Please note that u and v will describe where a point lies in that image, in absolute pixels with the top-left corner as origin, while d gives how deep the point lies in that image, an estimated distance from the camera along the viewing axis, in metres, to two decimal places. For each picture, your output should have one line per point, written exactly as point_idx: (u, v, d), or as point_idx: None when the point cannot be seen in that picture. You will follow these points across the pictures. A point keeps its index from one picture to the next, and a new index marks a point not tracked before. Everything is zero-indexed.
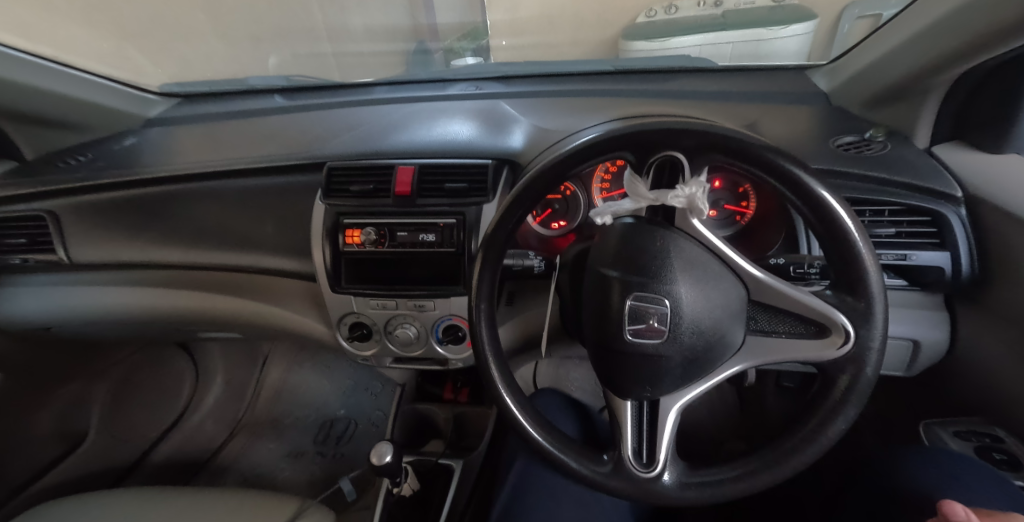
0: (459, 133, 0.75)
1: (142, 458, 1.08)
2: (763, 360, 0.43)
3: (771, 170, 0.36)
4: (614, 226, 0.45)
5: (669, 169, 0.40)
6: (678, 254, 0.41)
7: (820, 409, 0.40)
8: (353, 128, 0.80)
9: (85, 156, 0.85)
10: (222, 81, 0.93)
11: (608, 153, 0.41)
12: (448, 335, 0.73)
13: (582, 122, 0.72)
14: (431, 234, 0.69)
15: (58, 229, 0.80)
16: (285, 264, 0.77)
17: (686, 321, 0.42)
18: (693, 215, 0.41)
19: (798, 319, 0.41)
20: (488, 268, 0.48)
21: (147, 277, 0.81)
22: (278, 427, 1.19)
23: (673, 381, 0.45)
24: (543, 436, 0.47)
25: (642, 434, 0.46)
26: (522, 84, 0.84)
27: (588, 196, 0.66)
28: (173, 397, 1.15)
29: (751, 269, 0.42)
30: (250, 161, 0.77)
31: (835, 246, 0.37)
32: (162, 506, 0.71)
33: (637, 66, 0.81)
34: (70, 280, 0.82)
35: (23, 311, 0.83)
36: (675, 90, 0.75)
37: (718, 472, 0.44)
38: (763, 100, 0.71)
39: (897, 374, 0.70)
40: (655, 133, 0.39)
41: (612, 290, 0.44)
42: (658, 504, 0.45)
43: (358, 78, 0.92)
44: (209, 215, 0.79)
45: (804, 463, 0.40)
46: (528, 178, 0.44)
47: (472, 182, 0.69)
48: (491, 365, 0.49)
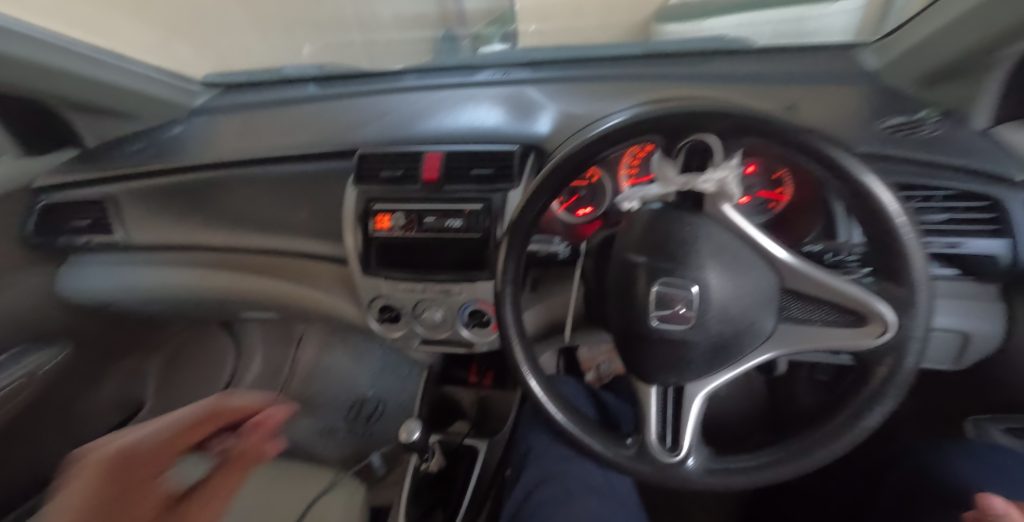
0: (485, 120, 0.75)
1: None
2: (794, 349, 0.43)
3: (807, 152, 0.34)
4: (641, 212, 0.45)
5: (699, 153, 0.40)
6: (706, 240, 0.41)
7: (854, 399, 0.39)
8: (383, 117, 0.81)
9: (138, 144, 0.89)
10: (258, 70, 0.95)
11: (638, 138, 0.40)
12: (474, 319, 0.75)
13: (609, 107, 0.72)
14: (457, 220, 0.69)
15: (117, 213, 0.85)
16: (319, 249, 0.79)
17: (715, 309, 0.42)
18: (724, 200, 0.40)
19: (835, 308, 0.40)
20: (514, 253, 0.48)
21: (193, 259, 0.86)
22: (312, 405, 1.22)
23: (699, 368, 0.44)
24: (568, 419, 0.48)
25: (667, 420, 0.47)
26: (549, 70, 0.83)
27: (615, 183, 0.65)
28: (217, 373, 1.22)
29: (782, 254, 0.41)
30: (286, 148, 0.80)
31: (879, 233, 0.35)
32: None
33: (671, 48, 0.77)
34: (127, 261, 0.88)
35: (88, 288, 0.90)
36: (710, 73, 0.72)
37: (745, 459, 0.44)
38: (808, 80, 0.66)
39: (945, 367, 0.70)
40: (686, 116, 0.38)
41: (638, 277, 0.44)
42: (681, 489, 0.45)
43: (387, 66, 0.93)
44: (249, 200, 0.82)
45: (837, 452, 0.39)
46: (555, 163, 0.44)
47: (499, 168, 0.69)
48: (516, 347, 0.50)
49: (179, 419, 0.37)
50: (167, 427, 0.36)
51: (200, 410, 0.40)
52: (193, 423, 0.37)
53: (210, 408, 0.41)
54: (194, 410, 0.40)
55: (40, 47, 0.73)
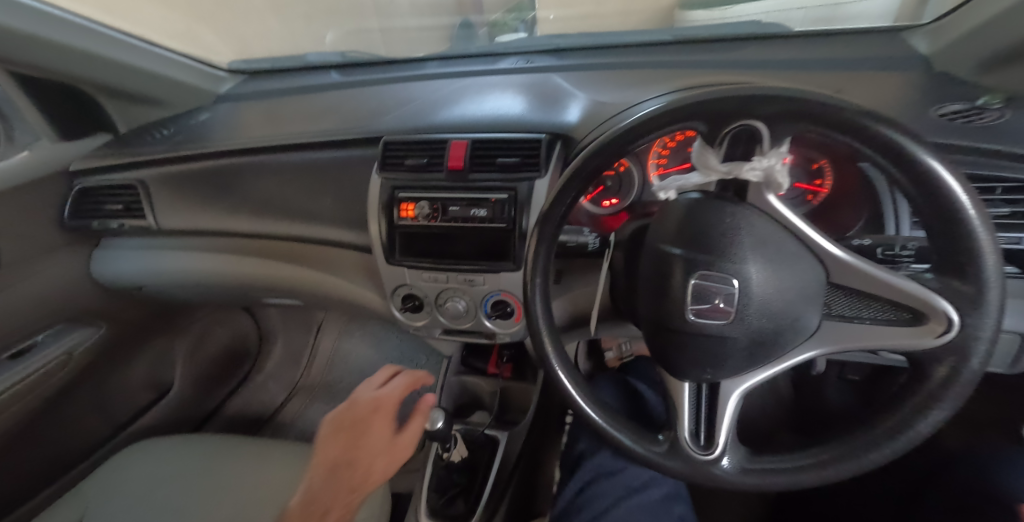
0: (511, 107, 0.74)
1: (215, 411, 1.19)
2: (838, 347, 0.41)
3: (866, 138, 0.32)
4: (678, 202, 0.43)
5: (745, 140, 0.37)
6: (749, 232, 0.39)
7: (908, 403, 0.37)
8: (406, 104, 0.80)
9: (168, 130, 0.90)
10: (283, 57, 0.96)
11: (676, 124, 0.39)
12: (496, 310, 0.74)
13: (640, 94, 0.70)
14: (482, 210, 0.68)
15: (148, 198, 0.87)
16: (342, 237, 0.79)
17: (755, 303, 0.40)
18: (768, 189, 0.38)
19: (887, 304, 0.39)
20: (544, 243, 0.47)
21: (220, 245, 0.87)
22: (332, 391, 1.27)
23: (737, 364, 0.43)
24: (599, 414, 0.47)
25: (701, 417, 0.46)
26: (574, 57, 0.81)
27: (643, 173, 0.64)
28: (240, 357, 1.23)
29: (833, 249, 0.39)
30: (311, 135, 0.81)
31: (943, 225, 0.33)
32: (237, 455, 0.78)
33: (701, 34, 0.75)
34: (158, 245, 0.90)
35: (119, 271, 0.91)
36: (743, 59, 0.70)
37: (787, 460, 0.43)
38: (849, 68, 0.64)
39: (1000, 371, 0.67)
40: (733, 100, 0.36)
41: (674, 269, 0.42)
42: (716, 488, 0.44)
43: (410, 53, 0.92)
44: (274, 187, 0.82)
45: (889, 456, 0.38)
46: (588, 150, 0.43)
47: (525, 156, 0.68)
48: (545, 339, 0.49)
49: (381, 396, 0.66)
50: (377, 399, 0.66)
51: (393, 391, 0.67)
52: (387, 402, 0.66)
53: (410, 381, 0.69)
54: (389, 386, 0.68)
55: (69, 29, 0.72)
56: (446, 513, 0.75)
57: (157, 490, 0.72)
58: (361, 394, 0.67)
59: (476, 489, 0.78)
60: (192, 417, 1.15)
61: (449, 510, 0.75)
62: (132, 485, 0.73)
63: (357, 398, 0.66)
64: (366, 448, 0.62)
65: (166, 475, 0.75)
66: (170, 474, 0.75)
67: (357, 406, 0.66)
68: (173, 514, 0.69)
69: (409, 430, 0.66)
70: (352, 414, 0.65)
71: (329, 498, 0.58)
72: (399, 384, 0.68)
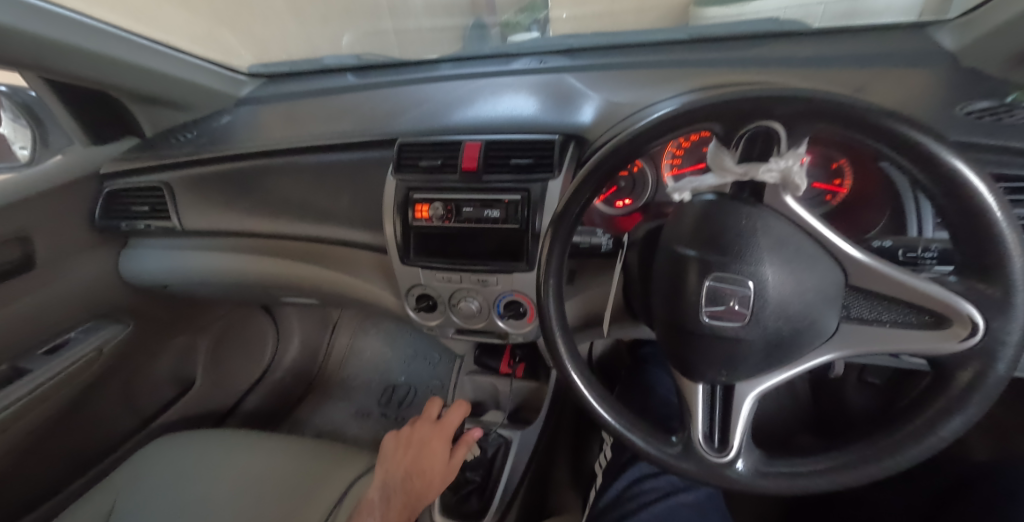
0: (524, 108, 0.74)
1: (235, 406, 1.22)
2: (858, 350, 0.41)
3: (890, 139, 0.32)
4: (693, 203, 0.43)
5: (762, 141, 0.37)
6: (765, 233, 0.39)
7: (929, 407, 0.37)
8: (422, 105, 0.81)
9: (192, 132, 0.93)
10: (300, 61, 0.98)
11: (690, 126, 0.38)
12: (509, 310, 0.75)
13: (655, 94, 0.69)
14: (495, 210, 0.69)
15: (173, 199, 0.89)
16: (359, 237, 0.80)
17: (771, 305, 0.40)
18: (785, 191, 0.38)
19: (909, 308, 0.38)
20: (558, 244, 0.47)
21: (239, 245, 0.89)
22: (346, 389, 1.30)
23: (752, 366, 0.43)
24: (613, 416, 0.47)
25: (715, 418, 0.46)
26: (588, 57, 0.82)
27: (657, 173, 0.63)
28: (259, 353, 1.26)
29: (852, 250, 0.39)
30: (327, 136, 0.82)
31: (967, 227, 0.33)
32: (258, 449, 0.80)
33: (718, 32, 0.74)
34: (180, 245, 0.92)
35: (145, 269, 0.94)
36: (760, 57, 0.69)
37: (805, 463, 0.43)
38: (869, 65, 0.63)
39: None
40: (753, 101, 0.35)
41: (689, 270, 0.42)
42: (730, 489, 0.44)
43: (423, 55, 0.93)
44: (292, 188, 0.84)
45: (910, 461, 0.38)
46: (603, 152, 0.43)
47: (539, 157, 0.68)
48: (559, 339, 0.49)
49: (442, 424, 0.80)
50: (438, 427, 0.79)
51: (452, 419, 0.80)
52: (447, 429, 0.79)
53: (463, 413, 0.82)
54: (449, 417, 0.81)
55: (99, 36, 0.75)
56: (460, 512, 0.75)
57: (181, 483, 0.75)
58: (424, 421, 0.80)
59: (491, 488, 0.78)
60: (214, 412, 1.18)
61: (464, 509, 0.76)
62: (157, 477, 0.76)
63: (420, 424, 0.79)
64: (426, 463, 0.73)
65: (189, 469, 0.77)
66: (193, 468, 0.77)
67: (421, 430, 0.78)
68: (196, 506, 0.71)
69: (458, 453, 0.77)
70: (416, 435, 0.77)
71: (394, 500, 0.67)
72: (456, 413, 0.81)
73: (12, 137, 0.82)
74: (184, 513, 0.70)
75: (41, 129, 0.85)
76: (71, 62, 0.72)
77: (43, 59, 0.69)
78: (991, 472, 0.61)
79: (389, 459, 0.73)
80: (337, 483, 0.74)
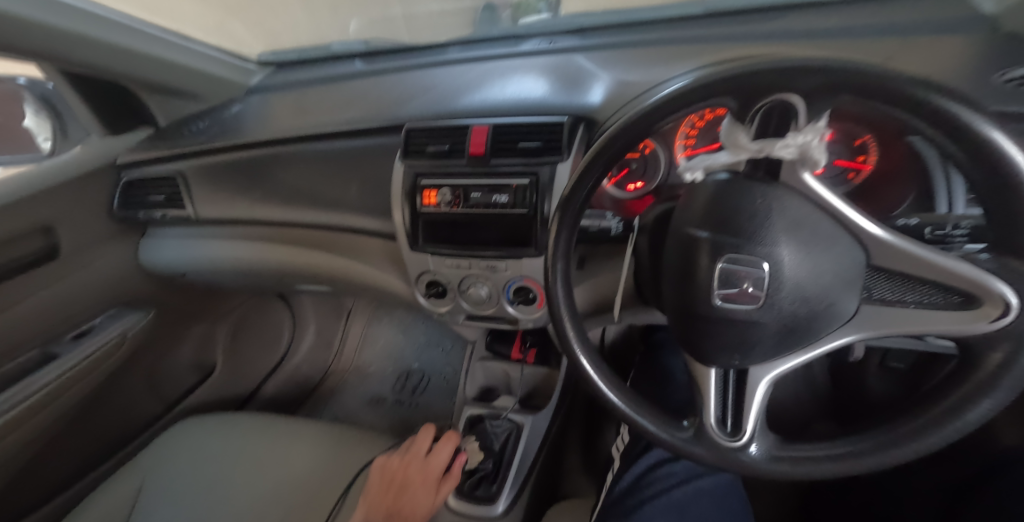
0: (533, 90, 0.72)
1: (255, 391, 1.25)
2: (879, 332, 0.40)
3: (919, 110, 0.30)
4: (705, 184, 0.42)
5: (778, 116, 0.35)
6: (781, 213, 0.37)
7: (955, 392, 0.36)
8: (429, 90, 0.80)
9: (204, 122, 0.93)
10: (308, 48, 0.97)
11: (703, 102, 0.37)
12: (519, 296, 0.74)
13: (668, 72, 0.67)
14: (503, 196, 0.68)
15: (187, 190, 0.90)
16: (368, 225, 0.80)
17: (787, 287, 0.39)
18: (803, 167, 0.36)
19: (936, 288, 0.36)
20: (566, 229, 0.46)
21: (253, 234, 0.90)
22: (362, 375, 1.33)
23: (767, 350, 0.42)
24: (622, 400, 0.46)
25: (727, 403, 0.45)
26: (599, 37, 0.79)
27: (670, 154, 0.61)
28: (276, 341, 1.28)
29: (874, 229, 0.37)
30: (335, 124, 0.82)
31: (1001, 200, 0.31)
32: (276, 430, 0.82)
33: (736, 5, 0.71)
34: (196, 235, 0.94)
35: (163, 259, 0.96)
36: (781, 30, 0.66)
37: (821, 449, 0.42)
38: (901, 34, 0.59)
39: None
40: (767, 74, 0.33)
41: (700, 252, 0.41)
42: (743, 474, 0.44)
43: (430, 39, 0.91)
44: (302, 177, 0.84)
45: (930, 447, 0.37)
46: (611, 132, 0.41)
47: (548, 140, 0.66)
48: (567, 324, 0.48)
49: (431, 459, 0.74)
50: (428, 464, 0.73)
51: (440, 456, 0.75)
52: (436, 467, 0.73)
53: (451, 447, 0.77)
54: (438, 452, 0.75)
55: (110, 26, 0.75)
56: (473, 496, 0.77)
57: (203, 465, 0.77)
58: (414, 454, 0.73)
59: (503, 475, 0.79)
60: (235, 397, 1.21)
61: (476, 493, 0.77)
62: (181, 459, 0.78)
63: (410, 459, 0.72)
64: (411, 504, 0.67)
65: (210, 451, 0.79)
66: (214, 451, 0.79)
67: (411, 465, 0.71)
68: (216, 486, 0.73)
69: (444, 490, 0.72)
70: (401, 470, 0.70)
71: None
72: (445, 448, 0.76)
73: (36, 130, 0.85)
74: (207, 491, 0.73)
75: (60, 121, 0.88)
76: (85, 52, 0.73)
77: (58, 50, 0.69)
78: (1016, 459, 0.60)
79: (373, 494, 0.67)
80: (351, 467, 0.75)
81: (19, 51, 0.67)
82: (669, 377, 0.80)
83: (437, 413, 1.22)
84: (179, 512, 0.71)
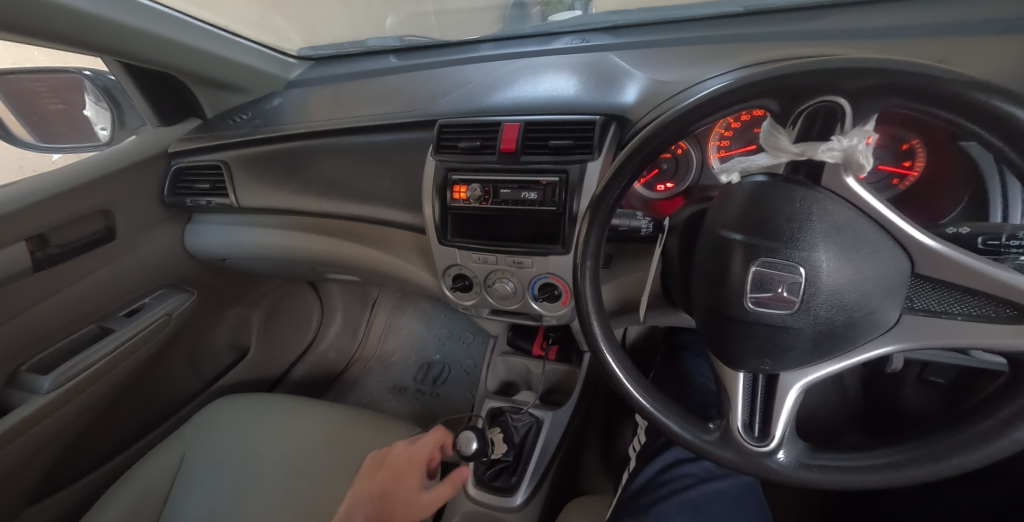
0: (565, 88, 0.72)
1: (285, 373, 1.30)
2: (919, 343, 0.39)
3: (980, 116, 0.29)
4: (741, 186, 0.41)
5: (824, 117, 0.34)
6: (821, 216, 0.37)
7: (1005, 407, 0.35)
8: (462, 87, 0.81)
9: (246, 114, 0.96)
10: (345, 43, 0.99)
11: (744, 103, 0.36)
12: (544, 293, 0.75)
13: (704, 72, 0.66)
14: (533, 193, 0.68)
15: (230, 179, 0.94)
16: (398, 217, 0.82)
17: (823, 292, 0.38)
18: (847, 171, 0.35)
19: (986, 300, 0.35)
20: (596, 227, 0.46)
21: (288, 222, 0.94)
22: (385, 363, 1.36)
23: (800, 356, 0.41)
24: (647, 399, 0.46)
25: (756, 408, 0.45)
26: (632, 35, 0.78)
27: (702, 155, 0.61)
28: (305, 327, 1.32)
29: (922, 237, 0.36)
30: (370, 118, 0.84)
31: None
32: (304, 412, 0.85)
33: (778, 3, 0.69)
34: (236, 221, 0.98)
35: (206, 244, 1.01)
36: (828, 28, 0.63)
37: (852, 459, 0.41)
38: (956, 31, 0.55)
39: None
40: (815, 75, 0.33)
41: (734, 255, 0.40)
42: (770, 480, 0.43)
43: (463, 36, 0.91)
44: (337, 169, 0.87)
45: (971, 463, 0.36)
46: (646, 131, 0.41)
47: (579, 139, 0.66)
48: (593, 321, 0.49)
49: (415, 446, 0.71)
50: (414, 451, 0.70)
51: (426, 442, 0.72)
52: (419, 452, 0.70)
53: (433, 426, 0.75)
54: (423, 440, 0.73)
55: (165, 21, 0.79)
56: (492, 486, 0.79)
57: (238, 441, 0.80)
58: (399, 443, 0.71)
59: (523, 466, 0.80)
60: (267, 378, 1.26)
61: (495, 483, 0.79)
62: (219, 433, 0.82)
63: (391, 447, 0.70)
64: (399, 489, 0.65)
65: (245, 428, 0.82)
66: (249, 428, 0.82)
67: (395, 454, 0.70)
68: (250, 462, 0.77)
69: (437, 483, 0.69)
70: (389, 457, 0.69)
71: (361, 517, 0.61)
72: (430, 439, 0.73)
73: (95, 119, 0.92)
74: (241, 468, 0.76)
75: (118, 111, 0.93)
76: (143, 45, 0.77)
77: (119, 43, 0.74)
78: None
79: (360, 481, 0.66)
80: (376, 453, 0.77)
81: (89, 45, 0.71)
82: (693, 378, 0.79)
83: (457, 404, 1.24)
84: (216, 485, 0.74)
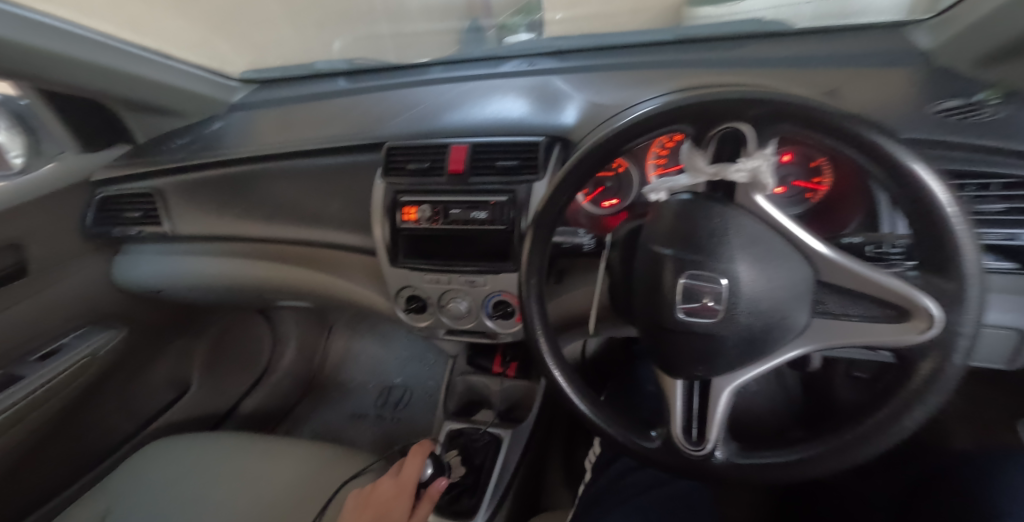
0: (512, 110, 0.74)
1: (233, 409, 1.22)
2: (827, 344, 0.41)
3: (850, 140, 0.33)
4: (669, 203, 0.44)
5: (731, 141, 0.38)
6: (738, 231, 0.40)
7: (891, 402, 0.38)
8: (413, 108, 0.81)
9: (184, 138, 0.93)
10: (292, 66, 0.98)
11: (664, 127, 0.40)
12: (497, 310, 0.75)
13: (638, 95, 0.70)
14: (482, 212, 0.69)
15: (164, 206, 0.91)
16: (350, 240, 0.82)
17: (744, 301, 0.40)
18: (755, 190, 0.39)
19: (875, 303, 0.39)
20: (538, 246, 0.48)
21: (234, 249, 0.91)
22: (343, 390, 1.31)
23: (729, 361, 0.43)
24: (589, 408, 0.49)
25: (692, 413, 0.47)
26: (576, 59, 0.81)
27: (642, 173, 0.64)
28: (257, 354, 1.29)
29: (822, 248, 0.40)
30: (316, 141, 0.83)
31: (925, 225, 0.33)
32: (250, 448, 0.81)
33: (704, 33, 0.74)
34: (175, 250, 0.94)
35: (138, 275, 0.95)
36: (750, 57, 0.68)
37: (776, 455, 0.44)
38: (850, 63, 0.61)
39: (1000, 369, 0.66)
40: (723, 102, 0.36)
41: (665, 269, 0.43)
42: (710, 477, 0.46)
43: (414, 59, 0.93)
44: (281, 193, 0.86)
45: (873, 453, 0.39)
46: (580, 152, 0.44)
47: (523, 159, 0.69)
48: (539, 336, 0.50)
49: (402, 476, 0.67)
50: (399, 480, 0.66)
51: (411, 469, 0.68)
52: (407, 480, 0.66)
53: (416, 449, 0.71)
54: (408, 466, 0.69)
55: (83, 45, 0.75)
56: (451, 510, 0.76)
57: (176, 485, 0.75)
58: (382, 477, 0.67)
59: (482, 487, 0.79)
60: (212, 414, 1.18)
61: (454, 507, 0.77)
62: (154, 478, 0.77)
63: (376, 482, 0.66)
64: None
65: (185, 470, 0.78)
66: (189, 469, 0.78)
67: (380, 487, 0.65)
68: (189, 507, 0.72)
69: (421, 510, 0.64)
70: (376, 494, 0.64)
71: None
72: (414, 462, 0.69)
73: (9, 145, 0.79)
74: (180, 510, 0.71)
75: (33, 137, 0.83)
76: (60, 69, 0.72)
77: (31, 67, 0.69)
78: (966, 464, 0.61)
79: None
80: (328, 486, 0.74)
81: None
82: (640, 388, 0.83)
83: (419, 428, 1.21)
84: None
